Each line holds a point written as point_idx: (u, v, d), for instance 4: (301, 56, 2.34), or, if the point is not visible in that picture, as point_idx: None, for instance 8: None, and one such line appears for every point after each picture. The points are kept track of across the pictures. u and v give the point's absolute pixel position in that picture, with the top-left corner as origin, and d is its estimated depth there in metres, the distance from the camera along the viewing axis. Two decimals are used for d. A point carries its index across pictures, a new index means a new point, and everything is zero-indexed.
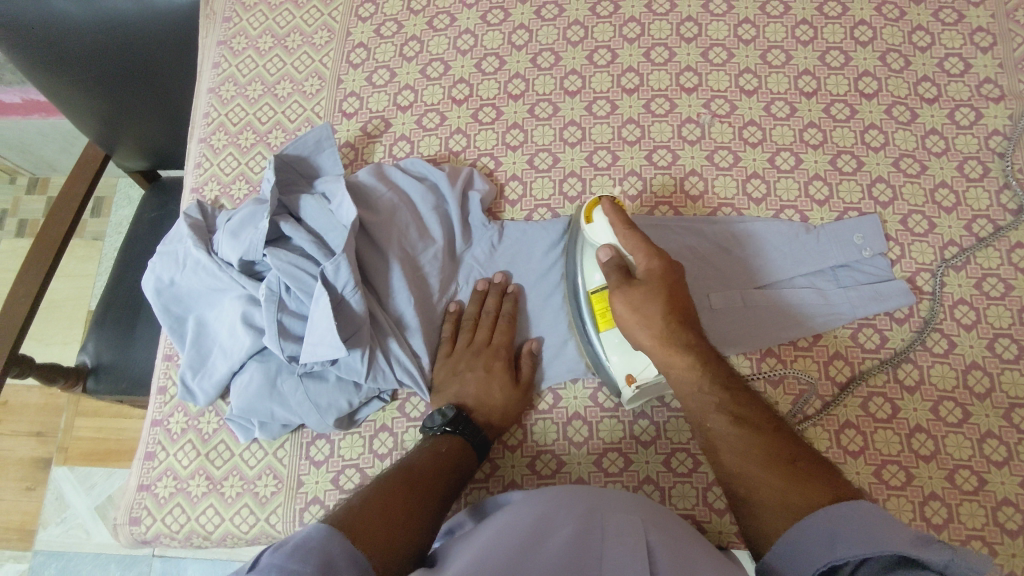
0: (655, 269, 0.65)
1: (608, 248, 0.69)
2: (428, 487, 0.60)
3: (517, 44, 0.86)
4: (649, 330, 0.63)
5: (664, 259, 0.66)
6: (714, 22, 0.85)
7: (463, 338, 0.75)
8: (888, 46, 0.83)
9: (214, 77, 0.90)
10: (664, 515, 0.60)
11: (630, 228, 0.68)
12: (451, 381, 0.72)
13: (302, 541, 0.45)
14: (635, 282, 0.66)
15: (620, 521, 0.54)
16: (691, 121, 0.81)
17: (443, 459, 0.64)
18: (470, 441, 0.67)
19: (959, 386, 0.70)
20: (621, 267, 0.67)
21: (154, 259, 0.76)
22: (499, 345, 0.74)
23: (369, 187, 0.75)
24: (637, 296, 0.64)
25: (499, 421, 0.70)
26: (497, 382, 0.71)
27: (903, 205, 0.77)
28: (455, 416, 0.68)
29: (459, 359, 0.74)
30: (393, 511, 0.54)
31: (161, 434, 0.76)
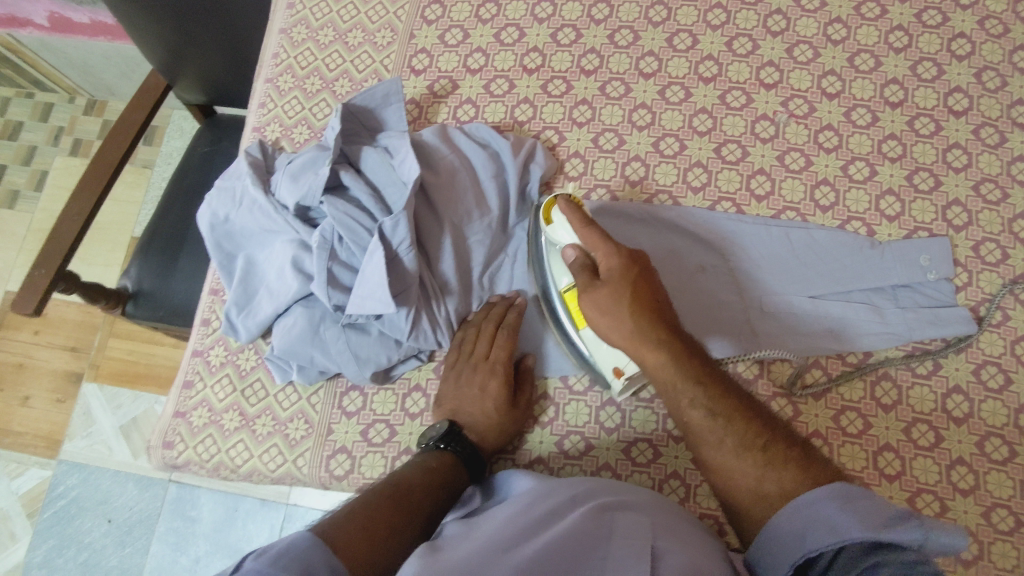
0: (614, 265, 0.62)
1: (573, 247, 0.65)
2: (415, 504, 0.58)
3: (596, 18, 0.84)
4: (620, 328, 0.61)
5: (625, 257, 0.62)
6: (804, 18, 0.82)
7: (462, 347, 0.72)
8: (986, 63, 0.79)
9: (287, 17, 0.89)
10: (673, 514, 0.60)
11: (590, 225, 0.65)
12: (450, 396, 0.70)
13: (285, 548, 0.44)
14: (597, 283, 0.62)
15: (632, 521, 0.54)
16: (766, 119, 0.79)
17: (433, 475, 0.62)
18: (462, 455, 0.66)
19: (1009, 424, 0.68)
20: (586, 267, 0.64)
21: (211, 194, 0.77)
22: (496, 361, 0.70)
23: (433, 148, 0.74)
24: (604, 297, 0.61)
25: (495, 437, 0.69)
26: (493, 401, 0.69)
27: (978, 231, 0.74)
28: (448, 432, 0.67)
29: (458, 371, 0.71)
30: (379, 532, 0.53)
31: (201, 365, 0.77)
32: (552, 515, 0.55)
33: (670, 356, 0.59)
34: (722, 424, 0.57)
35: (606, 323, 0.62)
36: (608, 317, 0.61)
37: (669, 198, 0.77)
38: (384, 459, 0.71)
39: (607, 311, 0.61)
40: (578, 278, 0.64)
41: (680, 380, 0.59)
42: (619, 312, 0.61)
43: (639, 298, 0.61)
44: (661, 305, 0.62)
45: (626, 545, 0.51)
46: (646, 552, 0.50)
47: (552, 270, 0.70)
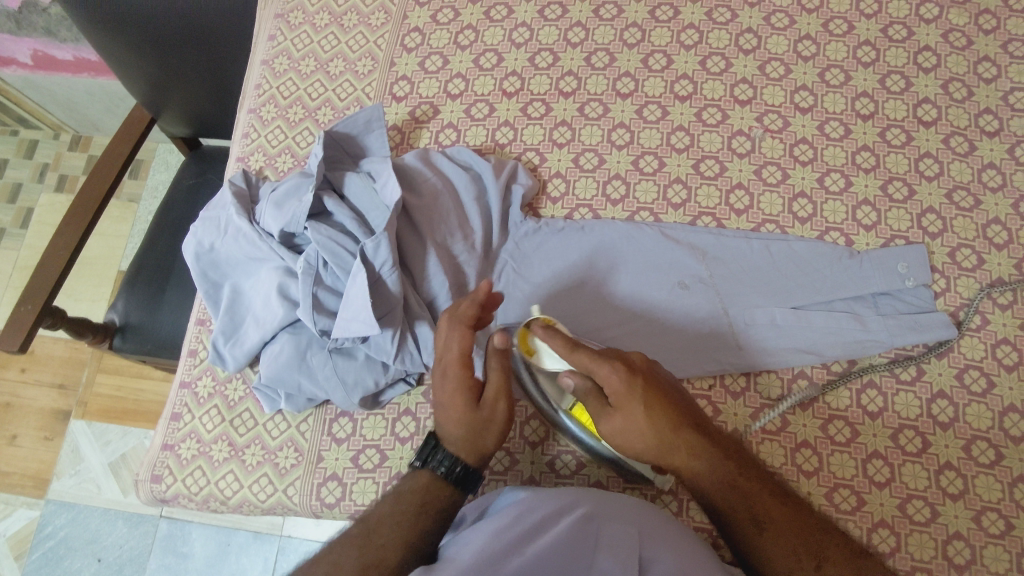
0: (617, 385, 0.58)
1: (572, 374, 0.61)
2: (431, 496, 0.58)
3: (573, 41, 0.86)
4: (642, 441, 0.59)
5: (629, 374, 0.58)
6: (774, 36, 0.84)
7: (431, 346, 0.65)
8: (952, 75, 0.81)
9: (268, 49, 0.91)
10: (663, 518, 0.61)
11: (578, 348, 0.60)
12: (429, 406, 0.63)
13: None
14: (607, 407, 0.59)
15: (617, 528, 0.55)
16: (742, 134, 0.81)
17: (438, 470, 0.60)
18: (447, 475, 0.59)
19: (993, 427, 0.68)
20: (589, 391, 0.60)
21: (196, 224, 0.77)
22: (450, 366, 0.61)
23: (414, 170, 0.75)
24: (619, 420, 0.59)
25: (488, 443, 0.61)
26: (457, 411, 0.60)
27: (952, 238, 0.75)
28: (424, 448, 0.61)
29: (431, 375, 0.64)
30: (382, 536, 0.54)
31: (188, 397, 0.77)
32: (540, 524, 0.55)
33: (704, 462, 0.58)
34: (768, 533, 0.55)
35: (627, 440, 0.59)
36: (631, 435, 0.59)
37: (650, 215, 0.79)
38: (375, 485, 0.70)
39: (626, 433, 0.59)
40: (586, 402, 0.61)
41: (715, 484, 0.57)
42: (638, 430, 0.58)
43: (653, 409, 0.58)
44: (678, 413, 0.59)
45: (614, 556, 0.52)
46: (631, 560, 0.52)
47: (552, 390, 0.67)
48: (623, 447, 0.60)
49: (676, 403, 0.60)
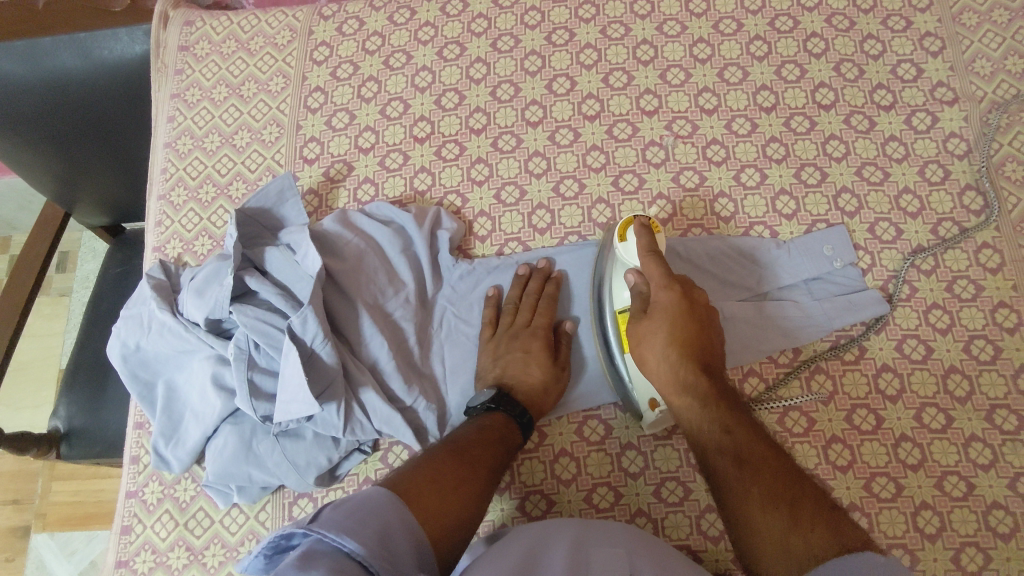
0: (665, 301, 0.64)
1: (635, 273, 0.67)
2: (476, 457, 0.61)
3: (475, 78, 0.86)
4: (653, 363, 0.63)
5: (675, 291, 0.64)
6: (669, 44, 0.86)
7: (504, 322, 0.74)
8: (841, 57, 0.84)
9: (170, 131, 0.88)
10: (650, 542, 0.61)
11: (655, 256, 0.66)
12: (491, 365, 0.72)
13: (357, 505, 0.49)
14: (646, 315, 0.65)
15: (607, 552, 0.56)
16: (655, 144, 0.82)
17: (489, 433, 0.64)
18: (512, 414, 0.66)
19: (939, 391, 0.70)
20: (640, 296, 0.66)
21: (118, 325, 0.74)
22: (537, 327, 0.73)
23: (335, 235, 0.74)
24: (645, 329, 0.64)
25: (540, 400, 0.69)
26: (536, 363, 0.70)
27: (869, 214, 0.77)
28: (497, 395, 0.68)
29: (497, 342, 0.73)
30: (445, 482, 0.57)
31: (137, 506, 0.73)
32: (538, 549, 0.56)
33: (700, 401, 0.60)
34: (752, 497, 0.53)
35: (643, 354, 0.64)
36: (655, 353, 0.63)
37: (579, 239, 0.79)
38: None
39: (648, 344, 0.64)
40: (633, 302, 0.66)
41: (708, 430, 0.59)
42: (658, 346, 0.63)
43: (682, 338, 0.63)
44: (707, 354, 0.63)
45: (610, 572, 0.53)
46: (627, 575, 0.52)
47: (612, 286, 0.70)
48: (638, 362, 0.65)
49: (707, 349, 0.63)
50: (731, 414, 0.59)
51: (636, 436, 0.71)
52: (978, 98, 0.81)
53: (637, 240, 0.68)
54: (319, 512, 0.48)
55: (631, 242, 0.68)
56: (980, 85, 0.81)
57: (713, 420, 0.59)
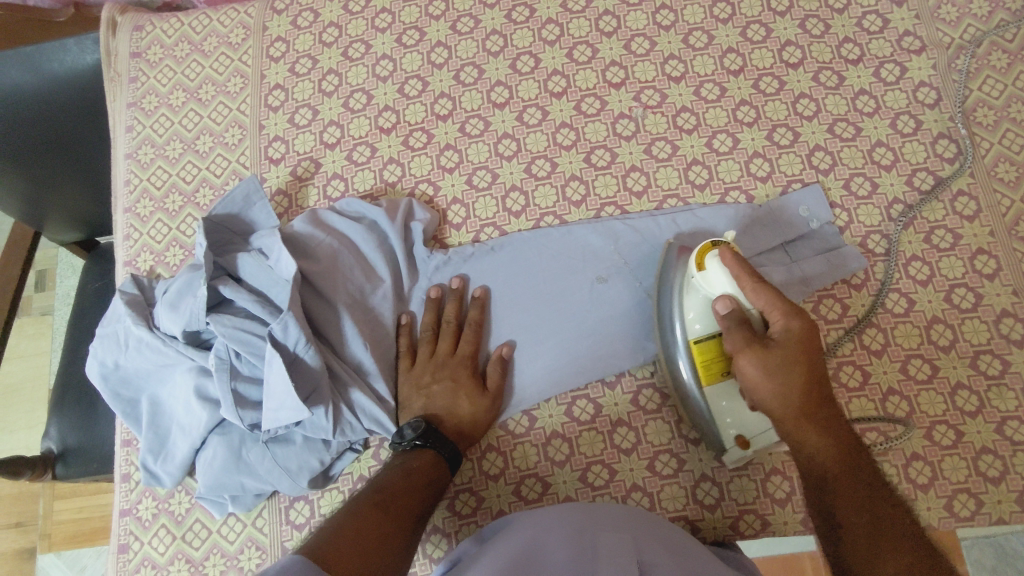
0: (795, 330, 0.57)
1: (727, 299, 0.60)
2: (402, 508, 0.58)
3: (437, 62, 0.84)
4: (782, 399, 0.56)
5: (803, 322, 0.57)
6: (632, 13, 0.84)
7: (424, 350, 0.72)
8: (806, 13, 0.82)
9: (129, 142, 0.86)
10: (654, 522, 0.62)
11: (760, 281, 0.59)
12: (415, 397, 0.69)
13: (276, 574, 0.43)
14: (767, 344, 0.57)
15: (610, 535, 0.56)
16: (624, 117, 0.80)
17: (415, 478, 0.62)
18: (441, 453, 0.65)
19: (923, 343, 0.70)
20: (744, 322, 0.59)
21: (94, 344, 0.72)
22: (463, 355, 0.71)
23: (306, 237, 0.72)
24: (772, 361, 0.56)
25: (468, 429, 0.68)
26: (464, 393, 0.69)
27: (844, 170, 0.77)
28: (423, 430, 0.65)
29: (422, 371, 0.71)
30: (369, 539, 0.53)
31: (132, 524, 0.72)
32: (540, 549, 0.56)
33: (835, 441, 0.56)
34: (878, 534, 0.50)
35: (768, 390, 0.57)
36: (768, 379, 0.56)
37: (554, 219, 0.78)
38: None
39: (779, 378, 0.56)
40: (733, 331, 0.59)
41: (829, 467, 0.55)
42: (781, 379, 0.56)
43: (809, 372, 0.56)
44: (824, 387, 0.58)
45: (612, 550, 0.54)
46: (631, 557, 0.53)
47: (684, 313, 0.64)
48: (749, 389, 0.59)
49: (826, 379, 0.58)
50: (851, 449, 0.56)
51: (626, 412, 0.71)
52: (946, 44, 0.80)
53: (724, 268, 0.61)
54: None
55: (715, 268, 0.62)
56: (947, 31, 0.80)
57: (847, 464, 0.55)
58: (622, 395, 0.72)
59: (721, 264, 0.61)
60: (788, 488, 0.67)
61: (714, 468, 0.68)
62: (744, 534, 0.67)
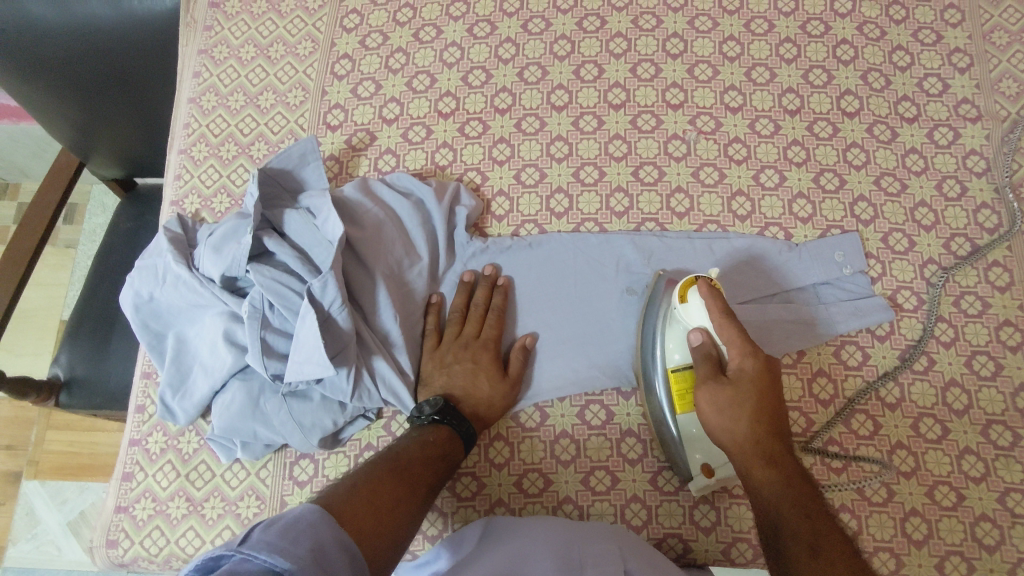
0: (749, 371, 0.60)
1: (700, 331, 0.64)
2: (416, 476, 0.60)
3: (504, 58, 0.86)
4: (734, 434, 0.59)
5: (760, 360, 0.61)
6: (700, 39, 0.86)
7: (451, 331, 0.74)
8: (869, 66, 0.84)
9: (194, 86, 0.87)
10: (641, 544, 0.64)
11: (730, 319, 0.62)
12: (437, 374, 0.71)
13: (292, 522, 0.45)
14: (725, 379, 0.61)
15: (598, 552, 0.59)
16: (677, 138, 0.82)
17: (430, 449, 0.63)
18: (457, 430, 0.66)
19: (938, 403, 0.71)
20: (711, 357, 0.63)
21: (132, 275, 0.74)
22: (487, 339, 0.73)
23: (355, 203, 0.73)
24: (724, 396, 0.60)
25: (484, 413, 0.70)
26: (485, 375, 0.71)
27: (884, 224, 0.78)
28: (442, 406, 0.67)
29: (445, 351, 0.72)
30: (382, 502, 0.55)
31: (139, 454, 0.73)
32: (521, 563, 0.57)
33: (780, 474, 0.56)
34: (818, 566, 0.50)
35: (720, 423, 0.60)
36: (724, 419, 0.59)
37: (595, 226, 0.79)
38: None
39: (729, 410, 0.59)
40: (700, 366, 0.63)
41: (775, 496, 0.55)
42: (738, 413, 0.59)
43: (761, 407, 0.59)
44: (779, 421, 0.60)
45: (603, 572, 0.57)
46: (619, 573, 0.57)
47: (665, 344, 0.68)
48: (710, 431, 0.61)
49: (782, 422, 0.60)
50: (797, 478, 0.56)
51: (636, 423, 0.72)
52: (1001, 117, 0.81)
53: (703, 302, 0.64)
54: (249, 531, 0.44)
55: (695, 303, 0.65)
56: (1005, 105, 0.81)
57: (795, 498, 0.54)
58: (635, 407, 0.73)
59: (699, 297, 0.65)
60: None
61: (714, 493, 0.69)
62: (734, 561, 0.68)
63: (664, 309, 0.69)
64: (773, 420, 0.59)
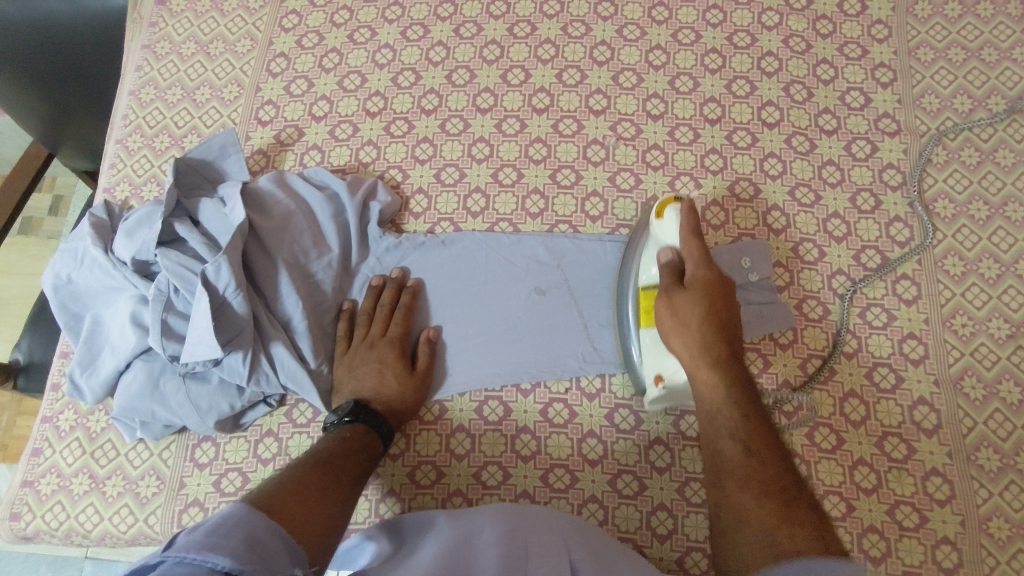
0: (702, 280, 0.67)
1: (670, 250, 0.70)
2: (339, 468, 0.61)
3: (434, 60, 0.88)
4: (686, 340, 0.65)
5: (716, 275, 0.67)
6: (627, 47, 0.87)
7: (359, 333, 0.75)
8: (792, 78, 0.84)
9: (136, 80, 0.90)
10: (587, 533, 0.63)
11: (696, 236, 0.69)
12: (347, 378, 0.72)
13: (219, 520, 0.45)
14: (683, 288, 0.67)
15: (541, 537, 0.57)
16: (597, 143, 0.83)
17: (349, 444, 0.64)
18: (370, 425, 0.67)
19: (836, 413, 0.71)
20: (674, 271, 0.69)
21: (54, 257, 0.76)
22: (393, 336, 0.74)
23: (267, 193, 0.76)
24: (679, 302, 0.66)
25: (397, 408, 0.71)
26: (391, 372, 0.71)
27: (795, 233, 0.78)
28: (355, 407, 0.68)
29: (354, 353, 0.73)
30: (308, 493, 0.55)
31: (49, 431, 0.75)
32: (469, 544, 0.57)
33: (723, 376, 0.62)
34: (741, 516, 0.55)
35: (673, 325, 0.66)
36: (685, 326, 0.65)
37: (509, 226, 0.80)
38: None
39: (683, 313, 0.66)
40: (665, 277, 0.69)
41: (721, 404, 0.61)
42: (692, 320, 0.65)
43: (716, 324, 0.65)
44: (730, 338, 0.66)
45: (545, 555, 0.55)
46: (564, 562, 0.54)
47: (641, 262, 0.72)
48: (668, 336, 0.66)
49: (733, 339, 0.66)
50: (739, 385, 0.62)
51: (533, 421, 0.73)
52: (921, 132, 0.81)
53: (678, 219, 0.70)
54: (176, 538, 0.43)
55: (671, 219, 0.70)
56: (925, 120, 0.82)
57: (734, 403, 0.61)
58: (533, 403, 0.73)
59: (676, 215, 0.70)
60: (671, 525, 0.68)
61: (604, 492, 0.70)
62: None
63: (642, 234, 0.74)
64: (723, 333, 0.65)
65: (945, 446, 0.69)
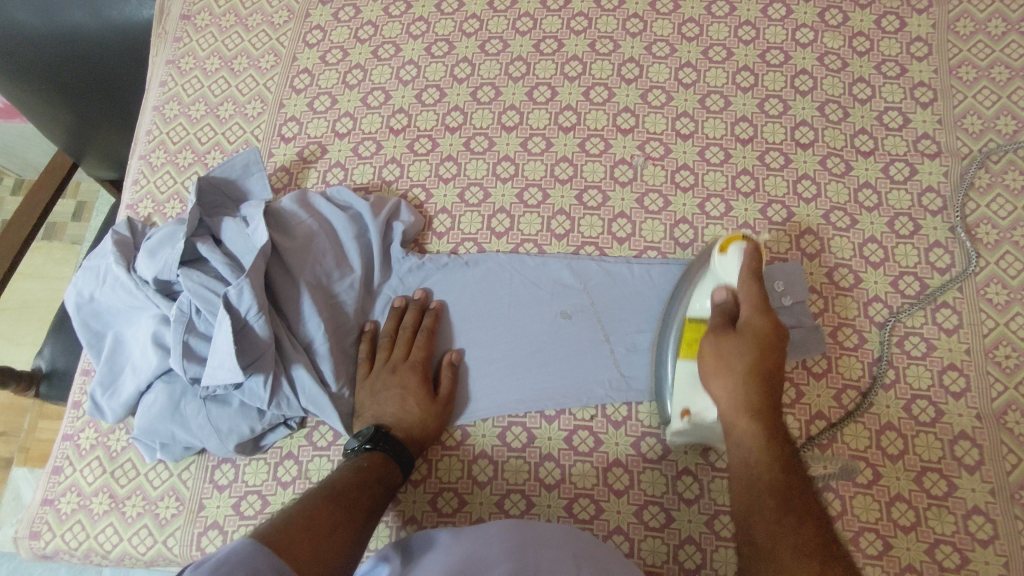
0: (756, 327, 0.64)
1: (725, 288, 0.66)
2: (353, 501, 0.60)
3: (458, 77, 0.86)
4: (728, 387, 0.62)
5: (772, 325, 0.64)
6: (656, 65, 0.85)
7: (380, 356, 0.74)
8: (827, 97, 0.82)
9: (160, 95, 0.90)
10: (594, 548, 0.59)
11: (756, 282, 0.65)
12: (369, 403, 0.71)
13: (224, 559, 0.44)
14: (733, 333, 0.64)
15: (550, 556, 0.55)
16: (624, 163, 0.81)
17: (366, 475, 0.63)
18: (390, 453, 0.66)
19: (871, 447, 0.68)
20: (726, 312, 0.65)
21: (77, 274, 0.76)
22: (415, 360, 0.72)
23: (290, 214, 0.75)
24: (727, 347, 0.63)
25: (419, 435, 0.69)
26: (413, 398, 0.70)
27: (830, 258, 0.76)
28: (375, 433, 0.67)
29: (376, 377, 0.72)
30: (318, 529, 0.54)
31: (70, 449, 0.75)
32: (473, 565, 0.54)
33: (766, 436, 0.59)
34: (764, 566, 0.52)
35: (717, 368, 0.63)
36: (727, 376, 0.62)
37: (534, 247, 0.78)
38: None
39: (728, 361, 0.63)
40: (715, 318, 0.66)
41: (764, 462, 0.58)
42: (739, 366, 0.62)
43: (764, 373, 0.62)
44: (775, 390, 0.62)
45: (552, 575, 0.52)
46: None
47: (692, 290, 0.69)
48: (708, 381, 0.64)
49: (777, 391, 0.63)
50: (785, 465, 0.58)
51: (557, 448, 0.71)
52: (962, 154, 0.78)
53: (739, 257, 0.66)
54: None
55: (732, 255, 0.66)
56: (967, 141, 0.79)
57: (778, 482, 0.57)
58: (557, 431, 0.72)
59: (738, 254, 0.66)
60: (699, 560, 0.66)
61: (630, 524, 0.68)
62: None
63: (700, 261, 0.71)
64: (770, 385, 0.62)
65: (987, 483, 0.66)
